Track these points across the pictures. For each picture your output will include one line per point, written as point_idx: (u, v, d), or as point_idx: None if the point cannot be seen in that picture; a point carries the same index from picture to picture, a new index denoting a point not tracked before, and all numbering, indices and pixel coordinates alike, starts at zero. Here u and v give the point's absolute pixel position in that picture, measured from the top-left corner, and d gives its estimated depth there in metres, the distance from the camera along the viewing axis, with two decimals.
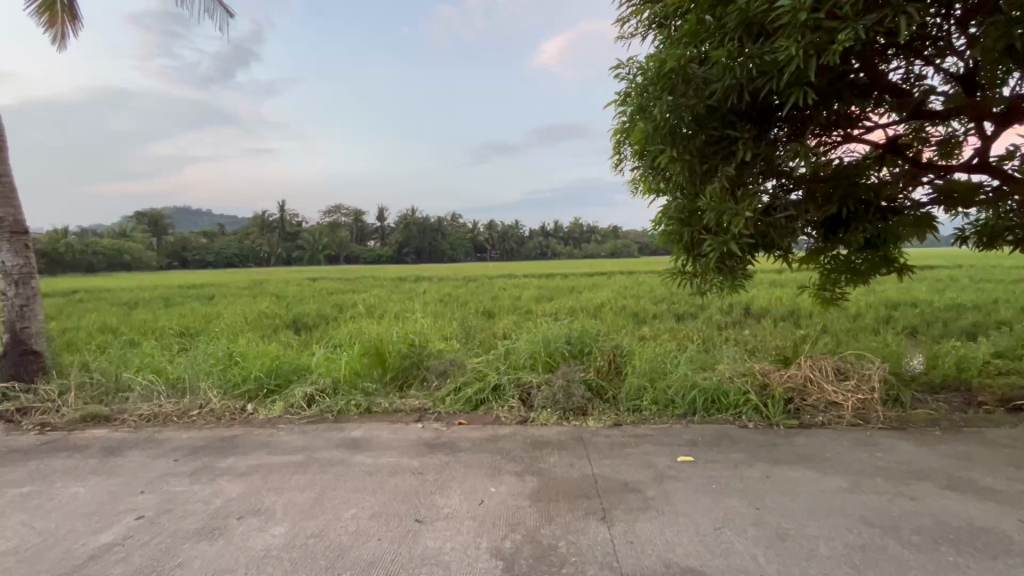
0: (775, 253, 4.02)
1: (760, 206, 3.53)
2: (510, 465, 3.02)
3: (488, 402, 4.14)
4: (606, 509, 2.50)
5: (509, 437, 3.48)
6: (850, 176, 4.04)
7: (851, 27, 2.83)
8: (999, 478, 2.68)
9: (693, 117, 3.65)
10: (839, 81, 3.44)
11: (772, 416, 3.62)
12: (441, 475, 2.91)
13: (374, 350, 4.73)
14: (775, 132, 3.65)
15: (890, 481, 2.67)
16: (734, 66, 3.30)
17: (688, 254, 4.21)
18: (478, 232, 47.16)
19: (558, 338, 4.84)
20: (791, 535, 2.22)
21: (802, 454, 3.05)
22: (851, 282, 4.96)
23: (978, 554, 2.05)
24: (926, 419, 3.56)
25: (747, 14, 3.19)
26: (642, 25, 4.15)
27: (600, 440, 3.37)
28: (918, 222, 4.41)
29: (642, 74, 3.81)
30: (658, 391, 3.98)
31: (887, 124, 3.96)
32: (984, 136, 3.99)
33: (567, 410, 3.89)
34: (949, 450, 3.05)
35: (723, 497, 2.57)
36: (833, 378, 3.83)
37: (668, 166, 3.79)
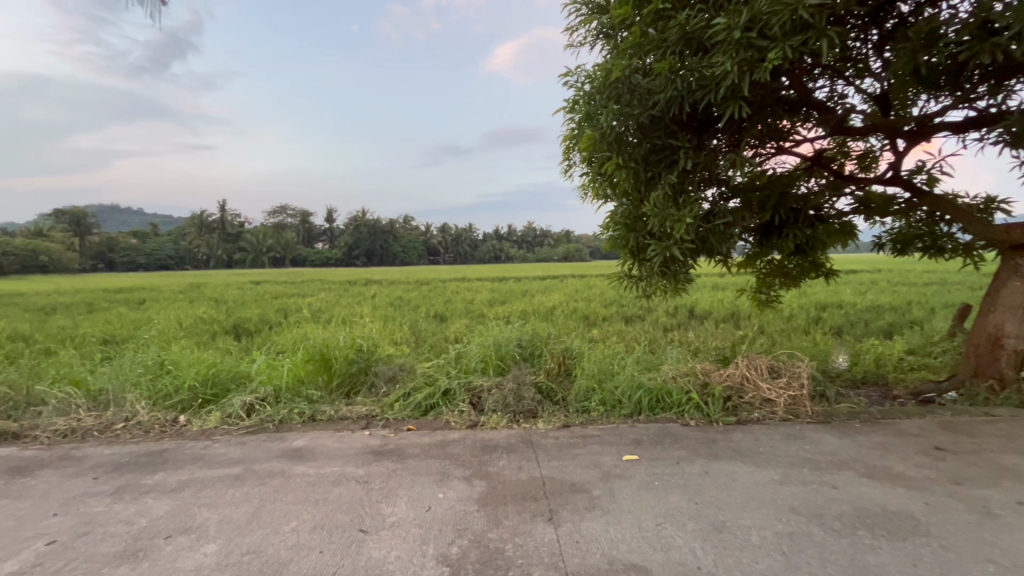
0: (715, 258, 4.21)
1: (700, 213, 3.70)
2: (458, 470, 3.00)
3: (438, 407, 4.09)
4: (553, 510, 2.53)
5: (458, 441, 3.45)
6: (782, 186, 4.31)
7: (779, 47, 3.04)
8: (910, 465, 2.92)
9: (638, 126, 3.79)
10: (771, 97, 3.67)
11: (712, 413, 3.78)
12: (388, 482, 2.85)
13: (319, 355, 4.57)
14: (714, 143, 3.85)
15: (816, 472, 2.86)
16: (676, 78, 3.46)
17: (634, 259, 4.32)
18: (431, 234, 46.69)
19: (509, 341, 4.86)
20: (727, 526, 2.33)
21: (739, 450, 3.21)
22: (784, 285, 5.29)
23: (891, 535, 2.23)
24: (848, 412, 3.83)
25: (687, 30, 3.37)
26: (591, 34, 4.29)
27: (549, 442, 3.41)
28: (842, 229, 4.76)
29: (590, 82, 3.93)
30: (606, 391, 4.09)
31: (814, 138, 4.26)
32: (897, 152, 4.36)
33: (517, 412, 3.92)
34: (867, 441, 3.30)
35: (664, 493, 2.66)
36: (766, 376, 4.05)
37: (614, 173, 3.92)
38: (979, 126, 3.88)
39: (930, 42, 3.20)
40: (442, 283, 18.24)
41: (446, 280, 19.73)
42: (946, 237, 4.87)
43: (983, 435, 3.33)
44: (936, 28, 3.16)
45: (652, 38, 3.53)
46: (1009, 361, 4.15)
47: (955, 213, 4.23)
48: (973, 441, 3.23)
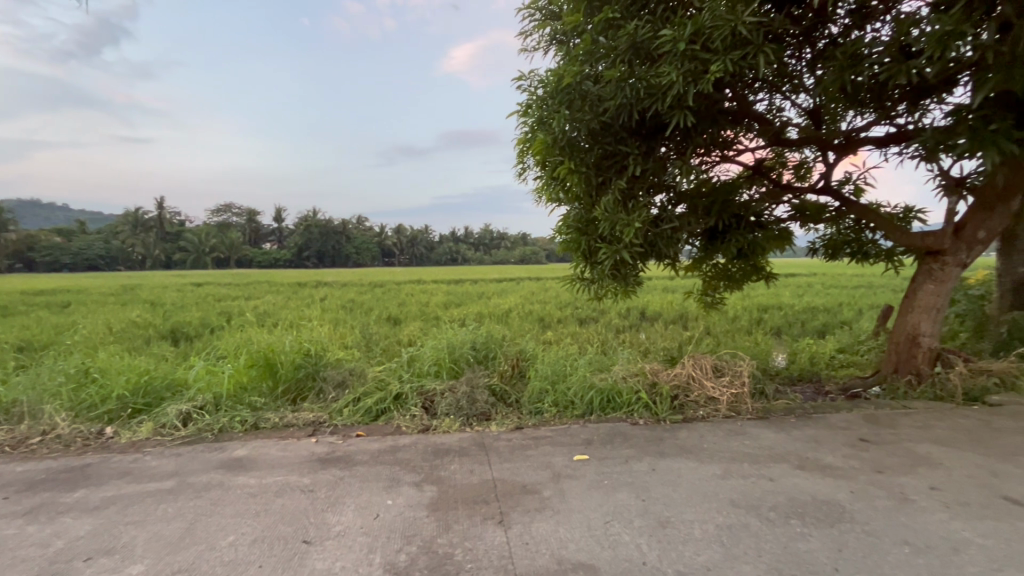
0: (663, 261, 4.34)
1: (648, 217, 3.81)
2: (408, 475, 2.95)
3: (389, 412, 4.01)
4: (503, 512, 2.53)
5: (409, 446, 3.40)
6: (725, 193, 4.51)
7: (720, 60, 3.19)
8: (838, 456, 3.12)
9: (590, 131, 3.87)
10: (714, 107, 3.84)
11: (660, 412, 3.90)
12: (334, 491, 2.76)
13: (264, 360, 4.38)
14: (662, 150, 3.99)
15: (754, 465, 3.01)
16: (625, 86, 3.55)
17: (586, 262, 4.39)
18: (386, 236, 45.81)
19: (463, 344, 4.83)
20: (671, 521, 2.41)
21: (684, 447, 3.32)
22: (728, 288, 5.53)
23: (820, 523, 2.37)
24: (785, 407, 4.04)
25: (636, 40, 3.48)
26: (545, 39, 4.36)
27: (501, 444, 3.41)
28: (780, 235, 5.03)
29: (542, 87, 4.00)
30: (558, 393, 4.13)
31: (754, 148, 4.48)
32: (828, 163, 4.66)
33: (470, 415, 3.90)
34: (800, 434, 3.50)
35: (613, 492, 2.72)
36: (711, 375, 4.21)
37: (566, 177, 4.00)
38: (899, 141, 4.20)
39: (855, 62, 3.43)
40: (396, 285, 18.00)
41: (402, 282, 19.42)
42: (871, 244, 5.24)
43: (901, 427, 3.60)
44: (861, 49, 3.39)
45: (602, 46, 3.62)
46: (924, 357, 4.51)
47: (878, 221, 4.56)
48: (893, 432, 3.49)
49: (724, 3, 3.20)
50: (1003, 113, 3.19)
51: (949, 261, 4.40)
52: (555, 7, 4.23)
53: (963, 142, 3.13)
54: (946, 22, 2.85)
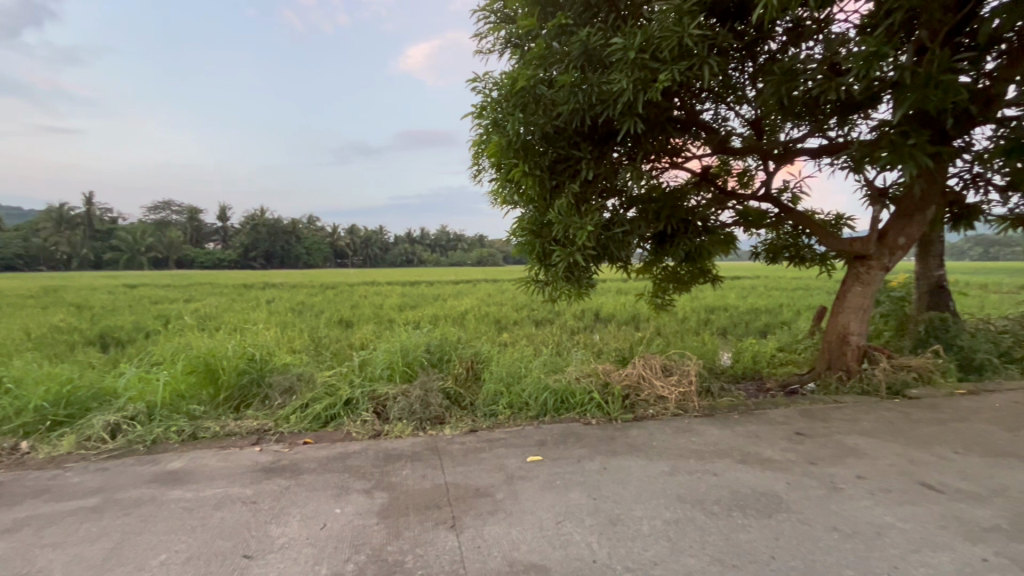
0: (615, 264, 4.44)
1: (600, 221, 3.89)
2: (358, 482, 2.87)
3: (339, 417, 3.89)
4: (456, 516, 2.50)
5: (359, 453, 3.31)
6: (674, 199, 4.67)
7: (668, 69, 3.31)
8: (776, 450, 3.28)
9: (544, 135, 3.91)
10: (663, 115, 3.97)
11: (612, 412, 3.98)
12: (279, 501, 2.65)
13: (204, 366, 4.15)
14: (614, 155, 4.09)
15: (700, 461, 3.12)
16: (578, 91, 3.62)
17: (540, 264, 4.42)
18: (339, 236, 44.61)
19: (417, 347, 4.75)
20: (621, 519, 2.46)
21: (634, 445, 3.40)
22: (677, 290, 5.73)
23: (760, 514, 2.49)
24: (729, 404, 4.22)
25: (588, 47, 3.59)
26: (500, 42, 4.38)
27: (455, 448, 3.38)
28: (725, 240, 5.26)
29: (497, 90, 4.01)
30: (513, 395, 4.14)
31: (701, 156, 4.66)
32: (769, 172, 4.92)
33: (423, 420, 3.85)
34: (742, 430, 3.67)
35: (565, 492, 2.75)
36: (660, 374, 4.33)
37: (521, 179, 4.03)
38: (830, 152, 4.49)
39: (791, 77, 3.64)
40: (349, 287, 17.57)
41: (354, 283, 19.03)
42: (807, 248, 5.57)
43: (832, 420, 3.84)
44: (796, 65, 3.60)
45: (555, 51, 3.68)
46: (853, 354, 4.83)
47: (812, 228, 4.85)
48: (825, 426, 3.72)
49: (672, 15, 3.33)
50: (919, 130, 3.46)
51: (874, 265, 4.73)
52: (510, 11, 4.25)
53: (886, 155, 3.38)
54: (870, 43, 3.07)
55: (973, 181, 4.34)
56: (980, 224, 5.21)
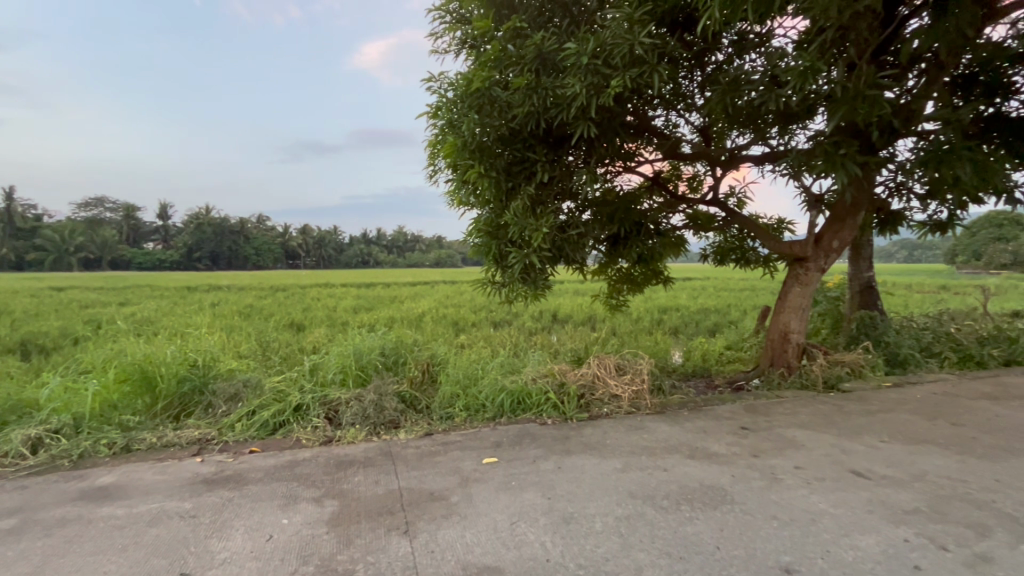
0: (571, 265, 4.50)
1: (555, 223, 3.94)
2: (307, 491, 2.78)
3: (288, 424, 3.75)
4: (409, 522, 2.46)
5: (309, 460, 3.21)
6: (628, 202, 4.79)
7: (619, 76, 3.39)
8: (722, 444, 3.42)
9: (499, 137, 3.93)
10: (616, 120, 4.07)
11: (567, 411, 4.03)
12: (221, 514, 2.52)
13: (139, 373, 3.91)
14: (568, 159, 4.16)
15: (650, 458, 3.21)
16: (532, 95, 3.65)
17: (497, 265, 4.42)
18: (291, 237, 43.10)
19: (371, 350, 4.64)
20: (574, 517, 2.49)
21: (588, 444, 3.46)
22: (631, 291, 5.87)
23: (706, 507, 2.58)
24: (679, 401, 4.36)
25: (542, 51, 3.64)
26: (456, 42, 4.37)
27: (409, 452, 3.33)
28: (676, 242, 5.43)
29: (452, 90, 4.00)
30: (470, 397, 4.12)
31: (652, 160, 4.80)
32: (716, 177, 5.12)
33: (377, 424, 3.77)
34: (691, 426, 3.80)
35: (520, 492, 2.76)
36: (614, 373, 4.42)
37: (477, 181, 4.02)
38: (771, 160, 4.73)
39: (735, 88, 3.82)
40: (301, 289, 17.04)
41: (306, 285, 18.45)
42: (752, 251, 5.84)
43: (774, 415, 4.03)
44: (739, 76, 3.78)
45: (510, 54, 3.71)
46: (793, 351, 5.10)
47: (756, 231, 5.10)
48: (767, 420, 3.91)
49: (623, 23, 3.42)
50: (849, 140, 3.70)
51: (811, 266, 5.02)
52: (466, 12, 4.25)
53: (820, 164, 3.59)
54: (806, 58, 3.26)
55: (896, 189, 4.70)
56: (904, 229, 5.63)
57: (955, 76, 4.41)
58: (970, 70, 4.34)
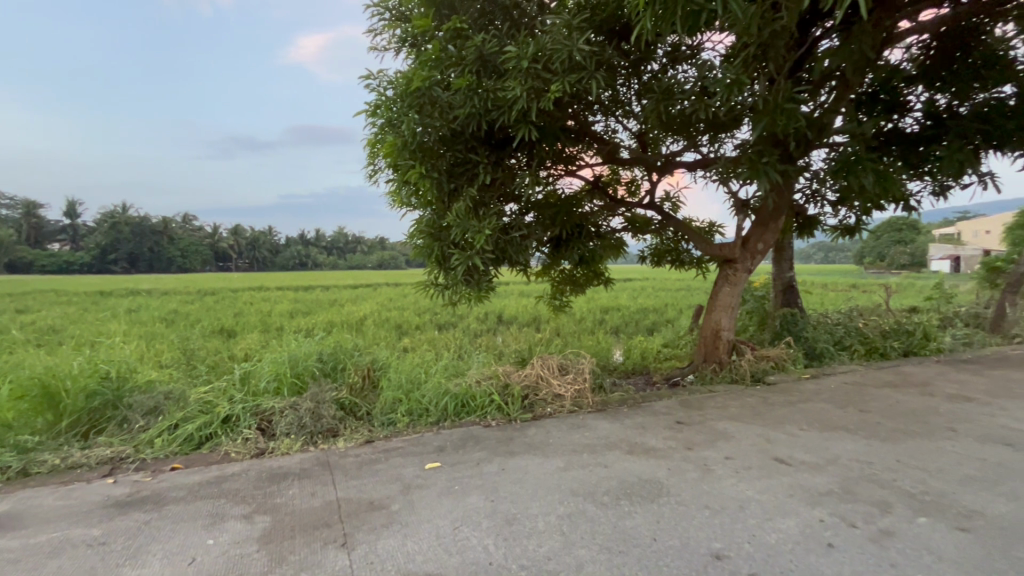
0: (514, 267, 4.52)
1: (497, 224, 3.94)
2: (237, 508, 2.62)
3: (216, 438, 3.52)
4: (347, 533, 2.38)
5: (238, 475, 3.03)
6: (569, 205, 4.89)
7: (559, 80, 3.45)
8: (659, 439, 3.56)
9: (440, 137, 3.89)
10: (557, 124, 4.15)
11: (511, 413, 4.04)
12: (136, 539, 2.32)
13: (39, 388, 3.53)
14: (510, 161, 4.19)
15: (591, 455, 3.28)
16: (474, 96, 3.65)
17: (440, 267, 4.35)
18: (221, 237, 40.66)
19: (308, 356, 4.44)
20: (517, 518, 2.50)
21: (531, 444, 3.49)
22: (573, 292, 5.98)
23: (644, 500, 2.67)
24: (620, 399, 4.49)
25: (483, 53, 3.65)
26: (395, 40, 4.29)
27: (348, 461, 3.22)
28: (616, 244, 5.59)
29: (391, 88, 3.93)
30: (413, 401, 4.04)
31: (592, 165, 4.92)
32: (652, 182, 5.33)
33: (314, 433, 3.61)
34: (630, 422, 3.92)
35: (463, 496, 2.73)
36: (557, 373, 4.48)
37: (418, 181, 3.96)
38: (702, 167, 4.98)
39: (668, 96, 3.99)
40: (233, 292, 16.09)
41: (238, 289, 17.44)
42: (686, 253, 6.12)
43: (707, 408, 4.24)
44: (672, 85, 3.95)
45: (451, 54, 3.69)
46: (724, 347, 5.40)
47: (690, 234, 5.35)
48: (700, 414, 4.10)
49: (563, 30, 3.50)
50: (771, 149, 3.96)
51: (739, 267, 5.34)
52: (406, 10, 4.18)
53: (745, 171, 3.83)
54: (731, 71, 3.47)
55: (812, 196, 5.08)
56: (819, 232, 6.10)
57: (861, 94, 4.83)
58: (872, 89, 4.78)
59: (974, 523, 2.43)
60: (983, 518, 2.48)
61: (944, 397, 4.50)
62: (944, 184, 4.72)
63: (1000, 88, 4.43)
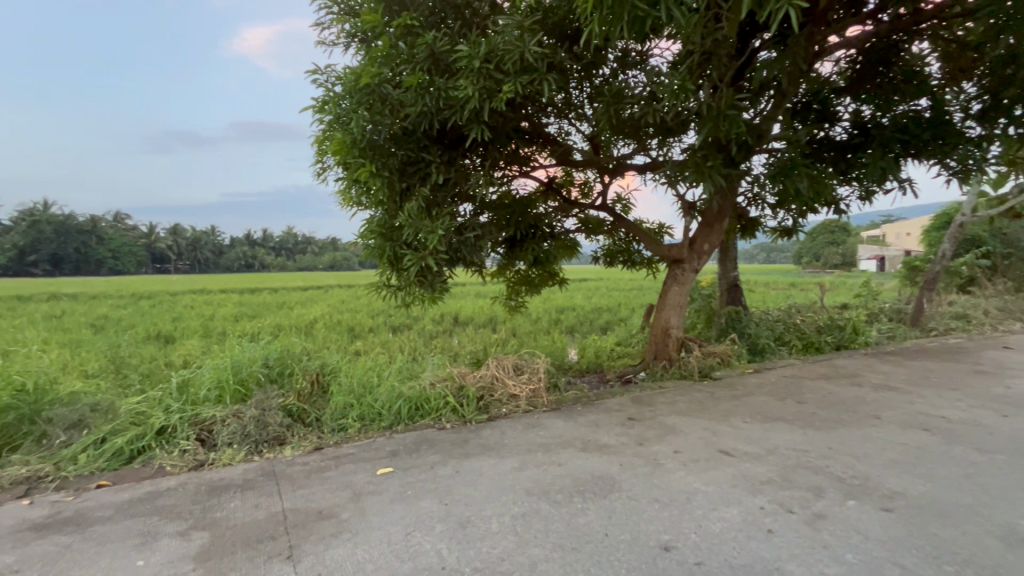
0: (468, 267, 4.49)
1: (451, 224, 3.90)
2: (172, 524, 2.46)
3: (149, 451, 3.31)
4: (293, 545, 2.28)
5: (174, 489, 2.85)
6: (523, 206, 4.92)
7: (512, 81, 3.47)
8: (612, 436, 3.63)
9: (391, 135, 3.82)
10: (510, 125, 4.16)
11: (466, 414, 4.01)
12: (55, 566, 2.14)
13: None
14: (463, 161, 4.16)
15: (545, 454, 3.31)
16: (425, 94, 3.60)
17: (392, 268, 4.26)
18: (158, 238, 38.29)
19: (253, 361, 4.23)
20: (471, 520, 2.48)
21: (486, 445, 3.48)
22: (529, 292, 6.01)
23: (597, 496, 2.72)
24: (574, 397, 4.55)
25: (434, 51, 3.60)
26: (344, 34, 4.18)
27: (295, 470, 3.10)
28: (570, 245, 5.66)
29: (340, 84, 3.83)
30: (365, 406, 3.93)
31: (546, 166, 4.97)
32: (605, 184, 5.44)
33: (258, 442, 3.45)
34: (584, 420, 3.98)
35: (416, 501, 2.68)
36: (512, 374, 4.48)
37: (368, 180, 3.87)
38: (652, 169, 5.13)
39: (618, 100, 4.08)
40: (170, 296, 15.13)
41: (177, 292, 16.44)
42: (637, 253, 6.29)
43: (657, 404, 4.37)
44: (621, 89, 4.04)
45: (401, 52, 3.64)
46: (673, 345, 5.58)
47: (640, 235, 5.50)
48: (651, 410, 4.22)
49: (514, 31, 3.52)
50: (715, 153, 4.12)
51: (687, 267, 5.53)
52: (355, 5, 4.08)
53: (691, 174, 3.97)
54: (677, 77, 3.59)
55: (754, 199, 5.33)
56: (760, 233, 6.42)
57: (795, 104, 5.12)
58: (805, 99, 5.07)
59: (896, 503, 2.62)
60: (904, 498, 2.68)
61: (870, 387, 4.84)
62: (869, 189, 5.07)
63: (916, 101, 4.80)
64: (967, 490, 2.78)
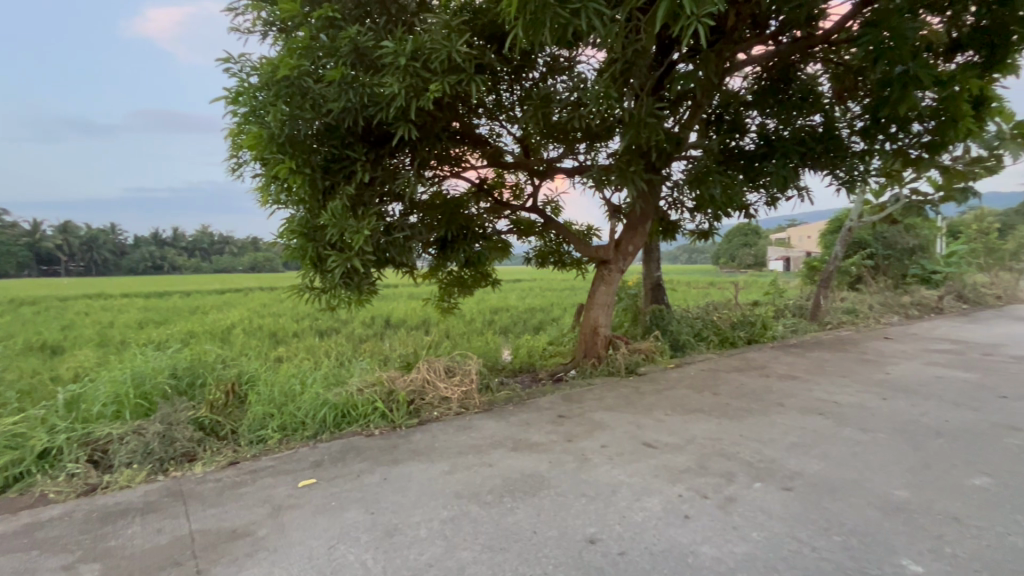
0: (397, 268, 4.38)
1: (378, 224, 3.79)
2: (56, 559, 2.20)
3: (30, 477, 2.94)
4: (201, 570, 2.11)
5: (60, 518, 2.55)
6: (454, 207, 4.87)
7: (439, 80, 3.43)
8: (542, 434, 3.69)
9: (312, 130, 3.64)
10: (438, 125, 4.10)
11: (396, 419, 3.91)
12: None
13: None
14: (391, 160, 4.06)
15: (476, 455, 3.30)
16: (349, 90, 3.47)
17: (315, 269, 4.07)
18: None
19: (158, 371, 3.89)
20: (398, 528, 2.42)
21: (417, 449, 3.41)
22: (461, 293, 5.98)
23: (527, 495, 2.75)
24: (506, 397, 4.58)
25: (358, 46, 3.48)
26: (261, 22, 3.94)
27: (206, 487, 2.87)
28: (501, 246, 5.69)
29: (255, 75, 3.60)
30: (286, 415, 3.72)
31: (476, 167, 4.96)
32: (535, 186, 5.51)
33: (164, 460, 3.17)
34: (515, 420, 4.02)
35: (340, 512, 2.58)
36: (444, 376, 4.42)
37: (288, 177, 3.67)
38: (579, 172, 5.27)
39: (545, 104, 4.14)
40: (59, 301, 13.54)
41: (68, 295, 14.71)
42: (567, 254, 6.45)
43: (586, 401, 4.50)
44: (549, 93, 4.11)
45: (323, 45, 3.48)
46: (601, 343, 5.78)
47: (570, 237, 5.63)
48: (580, 406, 4.34)
49: (442, 30, 3.48)
50: (637, 159, 4.31)
51: (613, 268, 5.74)
52: None
53: (615, 178, 4.13)
54: (600, 84, 3.71)
55: (674, 203, 5.64)
56: (681, 236, 6.80)
57: (709, 115, 5.48)
58: (718, 111, 5.44)
59: (795, 483, 2.87)
60: (802, 477, 2.95)
61: (776, 377, 5.28)
62: (773, 196, 5.53)
63: (811, 117, 5.30)
64: (854, 466, 3.10)
